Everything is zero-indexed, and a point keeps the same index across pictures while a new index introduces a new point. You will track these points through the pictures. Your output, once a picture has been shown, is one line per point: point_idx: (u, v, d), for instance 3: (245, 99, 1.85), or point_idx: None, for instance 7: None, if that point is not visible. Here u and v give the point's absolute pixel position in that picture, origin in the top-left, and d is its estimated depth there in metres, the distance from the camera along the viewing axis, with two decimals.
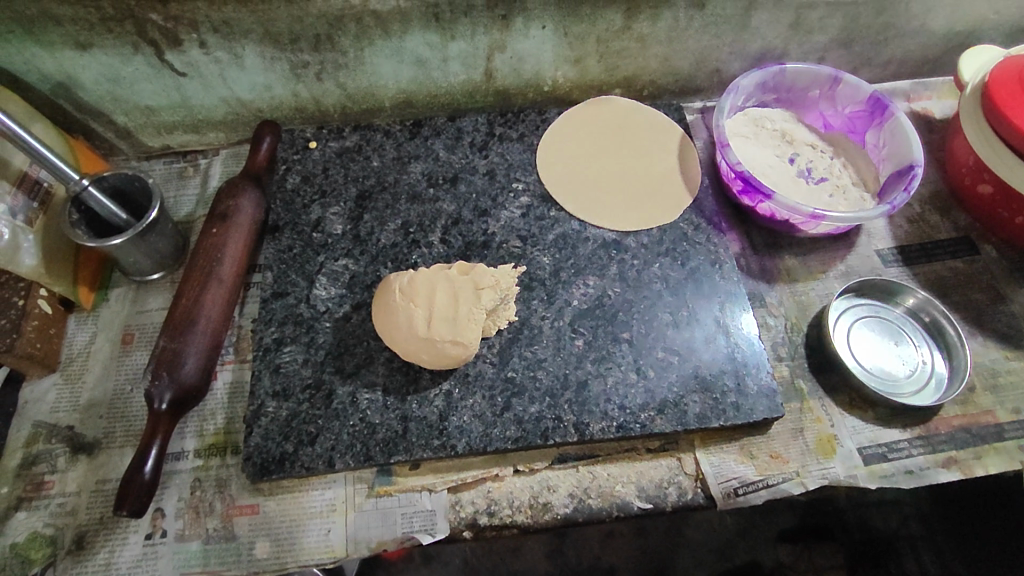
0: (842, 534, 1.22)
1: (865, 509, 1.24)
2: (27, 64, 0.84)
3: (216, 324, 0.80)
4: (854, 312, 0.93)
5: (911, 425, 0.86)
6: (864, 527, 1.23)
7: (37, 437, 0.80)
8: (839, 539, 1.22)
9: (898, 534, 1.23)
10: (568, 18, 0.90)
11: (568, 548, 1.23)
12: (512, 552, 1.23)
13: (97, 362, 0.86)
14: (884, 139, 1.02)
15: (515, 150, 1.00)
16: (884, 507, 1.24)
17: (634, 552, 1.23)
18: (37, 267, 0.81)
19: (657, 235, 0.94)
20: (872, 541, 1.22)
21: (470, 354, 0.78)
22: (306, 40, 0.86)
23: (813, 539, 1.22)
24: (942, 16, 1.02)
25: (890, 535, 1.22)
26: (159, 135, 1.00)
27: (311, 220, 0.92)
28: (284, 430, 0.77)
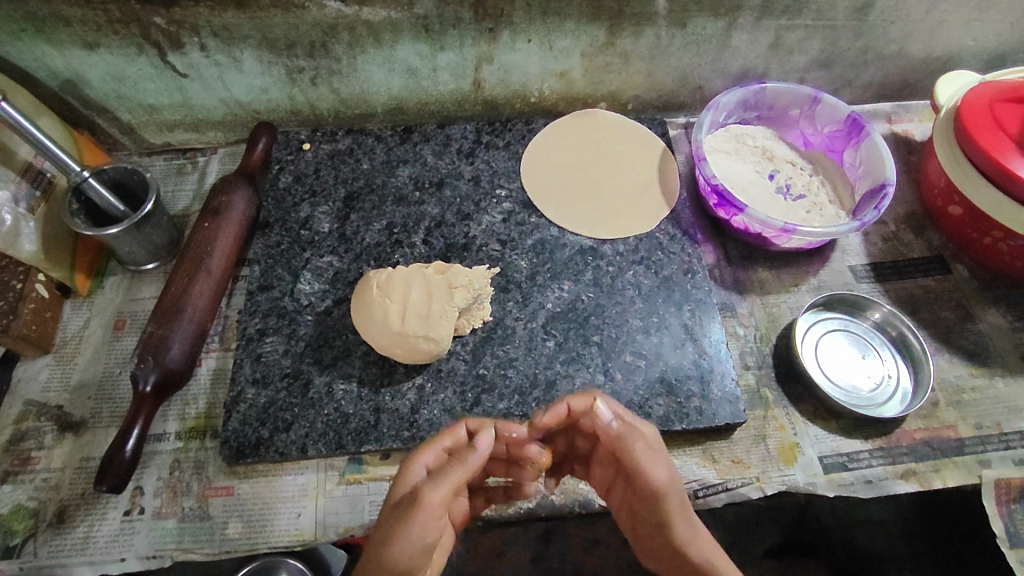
0: (826, 552, 1.12)
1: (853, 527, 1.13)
2: (37, 61, 0.89)
3: (202, 313, 0.84)
4: (822, 325, 0.95)
5: (873, 436, 0.88)
6: (848, 545, 1.12)
7: (27, 415, 0.84)
8: (823, 557, 1.12)
9: (883, 553, 1.12)
10: (552, 32, 0.94)
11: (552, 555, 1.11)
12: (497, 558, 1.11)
13: (89, 345, 0.90)
14: (860, 158, 1.04)
15: (501, 158, 1.04)
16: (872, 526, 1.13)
17: (622, 567, 1.12)
18: (36, 253, 0.85)
19: (633, 244, 0.97)
20: (854, 559, 1.11)
21: (441, 351, 0.81)
22: (302, 47, 0.91)
23: (796, 556, 1.12)
24: (920, 42, 1.05)
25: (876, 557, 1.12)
26: (161, 133, 1.04)
27: (300, 218, 0.96)
28: (261, 415, 0.81)
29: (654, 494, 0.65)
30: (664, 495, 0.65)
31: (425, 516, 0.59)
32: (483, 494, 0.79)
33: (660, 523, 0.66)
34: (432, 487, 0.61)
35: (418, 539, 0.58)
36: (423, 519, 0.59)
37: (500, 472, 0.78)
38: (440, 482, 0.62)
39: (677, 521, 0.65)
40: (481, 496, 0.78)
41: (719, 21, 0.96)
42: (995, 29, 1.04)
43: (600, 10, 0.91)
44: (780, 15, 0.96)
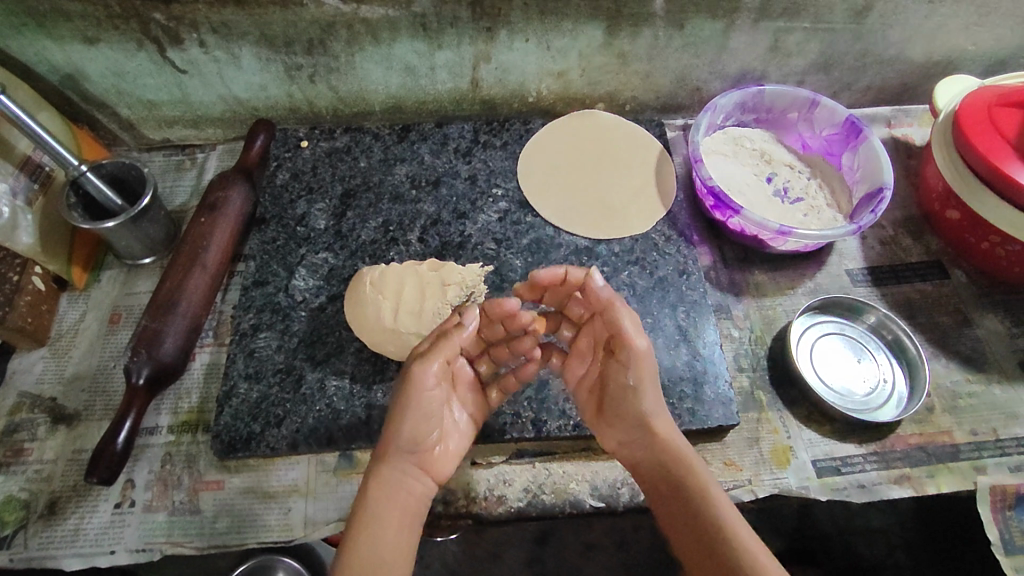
0: (827, 560, 1.11)
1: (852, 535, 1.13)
2: (38, 56, 0.89)
3: (197, 308, 0.84)
4: (818, 328, 0.95)
5: (867, 440, 0.88)
6: (848, 554, 1.12)
7: (21, 406, 0.84)
8: (824, 565, 1.10)
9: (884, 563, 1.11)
10: (550, 32, 0.94)
11: (549, 557, 1.12)
12: (494, 560, 1.12)
13: (84, 339, 0.90)
14: (858, 161, 1.04)
15: (498, 157, 1.04)
16: (871, 533, 1.13)
17: (616, 567, 1.12)
18: (33, 246, 0.85)
19: (629, 245, 0.97)
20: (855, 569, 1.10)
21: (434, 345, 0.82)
22: (300, 44, 0.91)
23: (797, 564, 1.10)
24: (920, 46, 1.05)
25: (876, 565, 1.11)
26: (160, 129, 1.05)
27: (296, 215, 0.96)
28: (253, 410, 0.81)
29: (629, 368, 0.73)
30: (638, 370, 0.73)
31: (422, 393, 0.69)
32: (496, 387, 0.79)
33: (634, 393, 0.73)
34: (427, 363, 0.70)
35: (419, 415, 0.69)
36: (421, 392, 0.69)
37: (501, 358, 0.78)
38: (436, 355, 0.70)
39: (651, 394, 0.74)
40: (493, 388, 0.79)
41: (717, 23, 0.96)
42: (995, 33, 1.04)
43: (598, 11, 0.91)
44: (779, 17, 0.96)
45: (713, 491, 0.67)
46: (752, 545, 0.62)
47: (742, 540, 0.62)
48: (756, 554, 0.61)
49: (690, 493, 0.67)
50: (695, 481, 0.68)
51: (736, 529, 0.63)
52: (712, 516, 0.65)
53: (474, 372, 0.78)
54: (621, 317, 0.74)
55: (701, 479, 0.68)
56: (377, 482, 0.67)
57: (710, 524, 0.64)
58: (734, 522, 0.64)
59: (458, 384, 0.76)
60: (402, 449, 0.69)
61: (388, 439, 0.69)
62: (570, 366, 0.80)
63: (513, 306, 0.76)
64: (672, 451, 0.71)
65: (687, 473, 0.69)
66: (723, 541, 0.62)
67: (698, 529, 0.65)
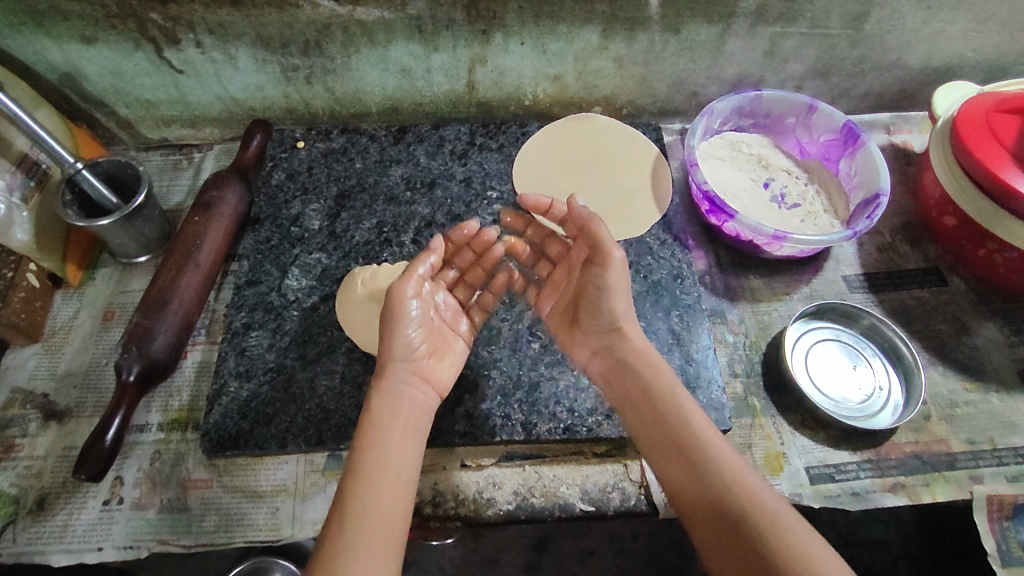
0: None
1: (853, 546, 1.11)
2: (37, 55, 0.90)
3: (189, 306, 0.84)
4: (813, 334, 0.94)
5: (862, 448, 0.87)
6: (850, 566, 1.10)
7: (13, 402, 0.85)
8: None
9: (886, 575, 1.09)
10: (545, 36, 0.94)
11: (547, 565, 1.11)
12: (491, 566, 1.11)
13: (77, 336, 0.90)
14: (856, 167, 1.04)
15: (493, 159, 1.04)
16: (871, 545, 1.11)
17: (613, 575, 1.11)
18: (28, 242, 0.86)
19: (623, 248, 0.97)
20: None
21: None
22: (296, 45, 0.92)
23: None
24: (918, 52, 1.05)
25: None
26: (158, 128, 1.06)
27: (291, 215, 0.96)
28: (242, 409, 0.80)
29: (601, 279, 0.77)
30: (611, 280, 0.77)
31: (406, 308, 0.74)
32: (478, 307, 0.86)
33: (607, 301, 0.78)
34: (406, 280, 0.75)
35: (403, 327, 0.74)
36: (404, 307, 0.74)
37: (476, 280, 0.87)
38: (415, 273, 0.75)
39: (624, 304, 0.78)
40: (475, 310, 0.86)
41: (712, 28, 0.96)
42: (994, 40, 1.04)
43: (593, 14, 0.92)
44: (775, 22, 0.96)
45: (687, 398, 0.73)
46: (722, 444, 0.68)
47: (714, 440, 0.68)
48: (726, 450, 0.67)
49: (665, 400, 0.73)
50: (669, 389, 0.73)
51: (707, 432, 0.69)
52: (685, 420, 0.70)
53: (455, 298, 0.85)
54: (591, 229, 0.78)
55: (675, 386, 0.74)
56: (380, 391, 0.72)
57: (684, 428, 0.69)
58: (705, 425, 0.70)
59: (441, 303, 0.82)
60: (397, 360, 0.74)
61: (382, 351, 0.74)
62: (550, 288, 0.87)
63: (473, 229, 0.85)
64: (648, 363, 0.76)
65: (661, 382, 0.74)
66: (697, 441, 0.68)
67: (674, 431, 0.70)
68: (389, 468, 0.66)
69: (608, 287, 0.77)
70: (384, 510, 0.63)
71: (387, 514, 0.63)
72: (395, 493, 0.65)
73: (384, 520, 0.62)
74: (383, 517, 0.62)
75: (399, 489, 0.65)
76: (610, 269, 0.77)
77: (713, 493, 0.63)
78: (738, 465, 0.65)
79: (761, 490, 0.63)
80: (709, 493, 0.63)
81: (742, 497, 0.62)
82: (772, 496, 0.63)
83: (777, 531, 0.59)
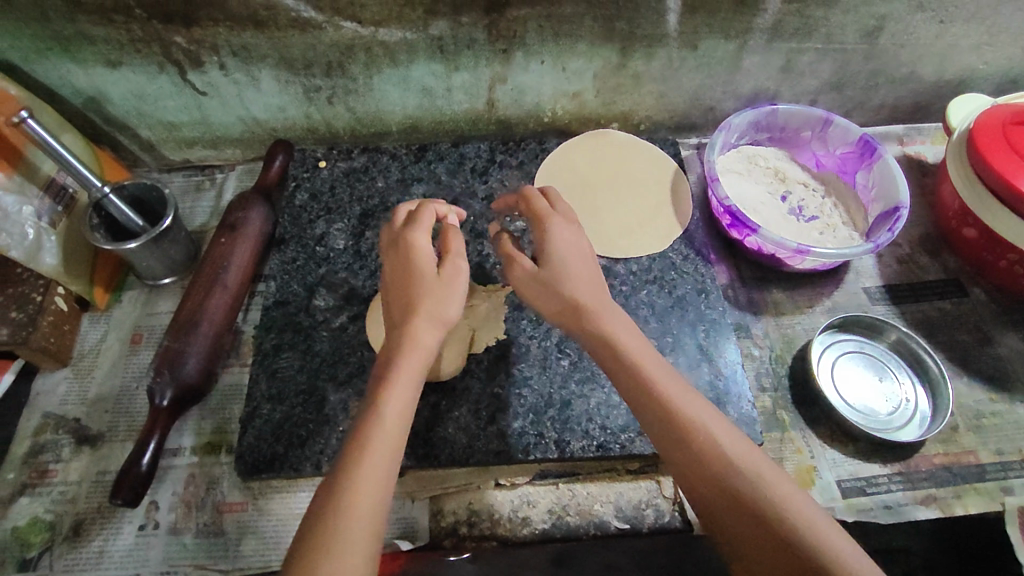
0: None
1: None
2: (62, 80, 0.91)
3: (218, 328, 0.84)
4: (838, 347, 0.94)
5: (892, 461, 0.87)
6: None
7: (45, 427, 0.84)
8: None
9: None
10: (566, 54, 0.95)
11: None
12: None
13: (106, 359, 0.90)
14: (873, 180, 1.05)
15: (514, 177, 1.05)
16: None
17: None
18: (57, 267, 0.86)
19: (647, 263, 0.97)
20: None
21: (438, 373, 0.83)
22: (319, 66, 0.92)
23: None
24: (932, 65, 1.06)
25: None
26: (181, 150, 1.06)
27: (315, 235, 0.97)
28: (275, 431, 0.80)
29: (541, 242, 0.75)
30: (555, 238, 0.74)
31: (459, 270, 0.71)
32: None
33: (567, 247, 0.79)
34: (450, 247, 0.73)
35: (448, 284, 0.70)
36: (450, 268, 0.71)
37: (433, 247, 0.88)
38: (454, 238, 0.74)
39: (576, 262, 0.73)
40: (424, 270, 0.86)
41: (730, 44, 0.96)
42: (1006, 52, 1.05)
43: (612, 33, 0.92)
44: (792, 38, 0.97)
45: (641, 338, 0.70)
46: (678, 383, 0.65)
47: (667, 380, 0.65)
48: (680, 389, 0.64)
49: (617, 341, 0.68)
50: (620, 328, 0.69)
51: (662, 371, 0.66)
52: (637, 360, 0.67)
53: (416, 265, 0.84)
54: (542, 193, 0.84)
55: (627, 325, 0.70)
56: (405, 339, 0.65)
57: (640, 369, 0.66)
58: (659, 365, 0.67)
59: None
60: (439, 313, 0.67)
61: (399, 305, 0.68)
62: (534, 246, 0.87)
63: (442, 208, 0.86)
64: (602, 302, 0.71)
65: (613, 323, 0.70)
66: (651, 385, 0.64)
67: (628, 375, 0.66)
68: (400, 388, 0.62)
69: (546, 247, 0.74)
70: (390, 433, 0.59)
71: (392, 438, 0.59)
72: (400, 419, 0.60)
73: (389, 446, 0.58)
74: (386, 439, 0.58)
75: (406, 416, 0.61)
76: (554, 230, 0.75)
77: (674, 433, 0.61)
78: (698, 405, 0.63)
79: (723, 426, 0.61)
80: (671, 435, 0.61)
81: (704, 434, 0.60)
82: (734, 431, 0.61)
83: (743, 465, 0.58)
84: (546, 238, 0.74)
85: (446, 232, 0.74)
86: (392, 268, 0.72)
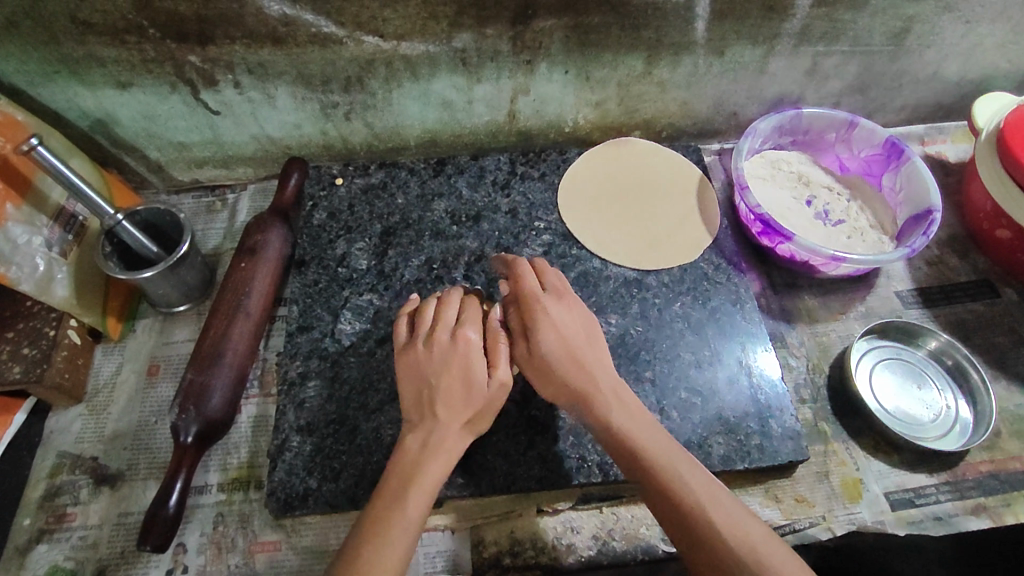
0: None
1: None
2: (69, 102, 0.88)
3: (242, 358, 0.81)
4: (875, 354, 0.93)
5: (938, 470, 0.85)
6: None
7: (61, 468, 0.80)
8: None
9: None
10: (590, 63, 0.93)
11: None
12: None
13: (122, 393, 0.86)
14: (900, 182, 1.03)
15: (537, 189, 1.02)
16: None
17: None
18: (69, 298, 0.82)
19: (678, 275, 0.95)
20: None
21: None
22: (338, 82, 0.90)
23: None
24: (955, 65, 1.05)
25: None
26: (190, 170, 1.04)
27: (336, 255, 0.94)
28: (307, 465, 0.77)
29: (532, 333, 0.72)
30: (548, 324, 0.72)
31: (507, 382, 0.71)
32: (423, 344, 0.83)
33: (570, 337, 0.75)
34: (496, 357, 0.72)
35: (494, 401, 0.70)
36: (499, 381, 0.70)
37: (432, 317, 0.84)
38: (503, 346, 0.73)
39: (571, 351, 0.71)
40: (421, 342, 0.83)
41: (756, 49, 0.95)
42: None
43: (638, 41, 0.90)
44: (818, 42, 0.95)
45: (635, 407, 0.69)
46: (673, 455, 0.64)
47: (663, 455, 0.64)
48: (677, 463, 0.64)
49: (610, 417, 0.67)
50: (612, 403, 0.68)
51: (655, 444, 0.65)
52: (631, 439, 0.66)
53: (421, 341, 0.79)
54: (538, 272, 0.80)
55: (620, 398, 0.69)
56: (440, 440, 0.66)
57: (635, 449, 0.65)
58: (654, 438, 0.66)
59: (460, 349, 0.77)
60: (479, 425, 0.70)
61: (442, 404, 0.68)
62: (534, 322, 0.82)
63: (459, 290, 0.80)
64: (596, 376, 0.70)
65: (606, 396, 0.69)
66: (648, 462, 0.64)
67: (624, 452, 0.66)
68: (428, 478, 0.64)
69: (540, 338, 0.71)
70: (412, 521, 0.61)
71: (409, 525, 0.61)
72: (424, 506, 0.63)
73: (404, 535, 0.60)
74: (406, 529, 0.61)
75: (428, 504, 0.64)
76: (550, 315, 0.73)
77: (674, 514, 0.61)
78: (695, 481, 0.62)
79: (720, 500, 0.61)
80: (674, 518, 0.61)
81: (702, 513, 0.60)
82: (732, 503, 0.61)
83: (743, 544, 0.58)
84: (536, 327, 0.72)
85: (496, 340, 0.73)
86: (437, 358, 0.70)
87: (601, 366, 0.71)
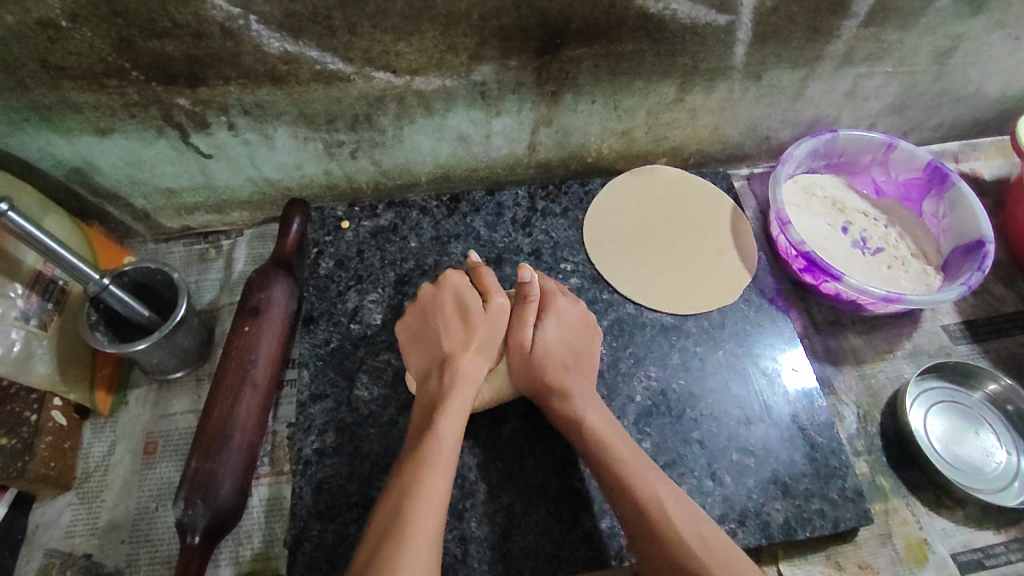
0: None
1: None
2: (42, 151, 0.79)
3: (251, 437, 0.73)
4: (930, 398, 0.87)
5: (1005, 525, 0.80)
6: None
7: (50, 569, 0.72)
8: None
9: None
10: (619, 92, 0.85)
11: None
12: None
13: (116, 477, 0.78)
14: (944, 209, 0.97)
15: (560, 226, 0.95)
16: None
17: None
18: (51, 375, 0.74)
19: (718, 319, 0.88)
20: None
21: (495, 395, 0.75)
22: (344, 120, 0.82)
23: None
24: (998, 81, 0.99)
25: None
26: (180, 217, 0.95)
27: (347, 310, 0.86)
28: (330, 558, 0.70)
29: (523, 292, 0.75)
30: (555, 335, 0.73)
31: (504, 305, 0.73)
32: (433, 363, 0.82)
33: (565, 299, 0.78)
34: (487, 283, 0.75)
35: (495, 322, 0.72)
36: (492, 303, 0.73)
37: None
38: (489, 276, 0.76)
39: (564, 346, 0.73)
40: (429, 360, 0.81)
41: (795, 73, 0.88)
42: None
43: (673, 68, 0.83)
44: (861, 63, 0.88)
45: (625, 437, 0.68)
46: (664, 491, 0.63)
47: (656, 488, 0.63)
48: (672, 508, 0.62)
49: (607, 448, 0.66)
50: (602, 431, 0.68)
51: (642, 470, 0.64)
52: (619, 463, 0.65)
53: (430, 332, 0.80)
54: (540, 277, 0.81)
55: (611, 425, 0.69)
56: (456, 370, 0.69)
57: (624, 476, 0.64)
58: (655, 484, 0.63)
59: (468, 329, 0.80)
60: (493, 350, 0.72)
61: (446, 335, 0.72)
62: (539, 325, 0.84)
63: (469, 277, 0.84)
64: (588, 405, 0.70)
65: (598, 425, 0.68)
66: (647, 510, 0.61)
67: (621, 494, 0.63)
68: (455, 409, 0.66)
69: (540, 335, 0.72)
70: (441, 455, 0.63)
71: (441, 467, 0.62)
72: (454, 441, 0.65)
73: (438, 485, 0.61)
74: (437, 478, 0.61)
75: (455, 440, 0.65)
76: (555, 310, 0.74)
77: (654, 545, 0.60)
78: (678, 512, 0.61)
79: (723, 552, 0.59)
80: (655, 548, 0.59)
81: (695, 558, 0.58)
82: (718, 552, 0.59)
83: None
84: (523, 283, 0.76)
85: (479, 269, 0.76)
86: (430, 302, 0.75)
87: (581, 373, 0.73)
